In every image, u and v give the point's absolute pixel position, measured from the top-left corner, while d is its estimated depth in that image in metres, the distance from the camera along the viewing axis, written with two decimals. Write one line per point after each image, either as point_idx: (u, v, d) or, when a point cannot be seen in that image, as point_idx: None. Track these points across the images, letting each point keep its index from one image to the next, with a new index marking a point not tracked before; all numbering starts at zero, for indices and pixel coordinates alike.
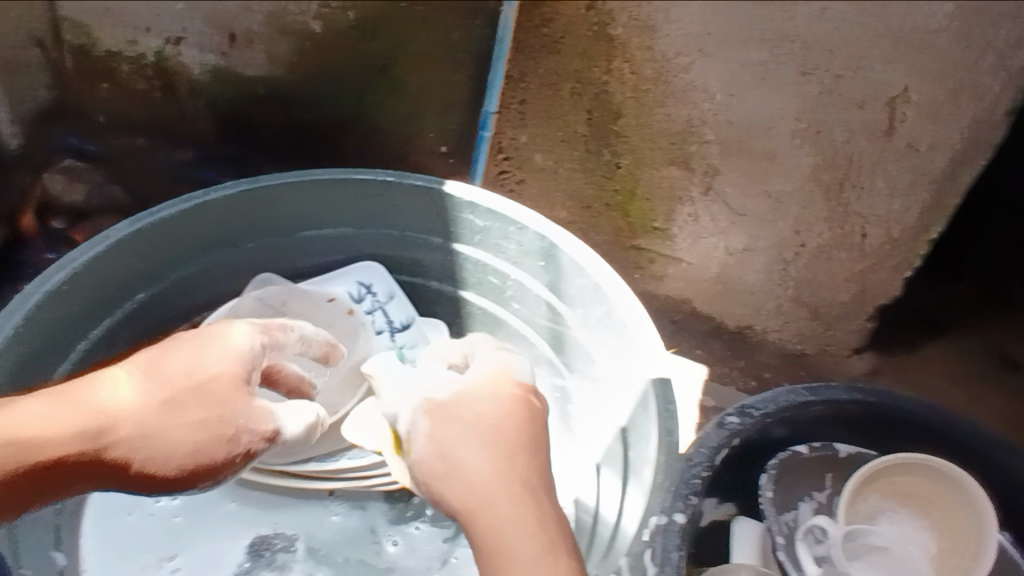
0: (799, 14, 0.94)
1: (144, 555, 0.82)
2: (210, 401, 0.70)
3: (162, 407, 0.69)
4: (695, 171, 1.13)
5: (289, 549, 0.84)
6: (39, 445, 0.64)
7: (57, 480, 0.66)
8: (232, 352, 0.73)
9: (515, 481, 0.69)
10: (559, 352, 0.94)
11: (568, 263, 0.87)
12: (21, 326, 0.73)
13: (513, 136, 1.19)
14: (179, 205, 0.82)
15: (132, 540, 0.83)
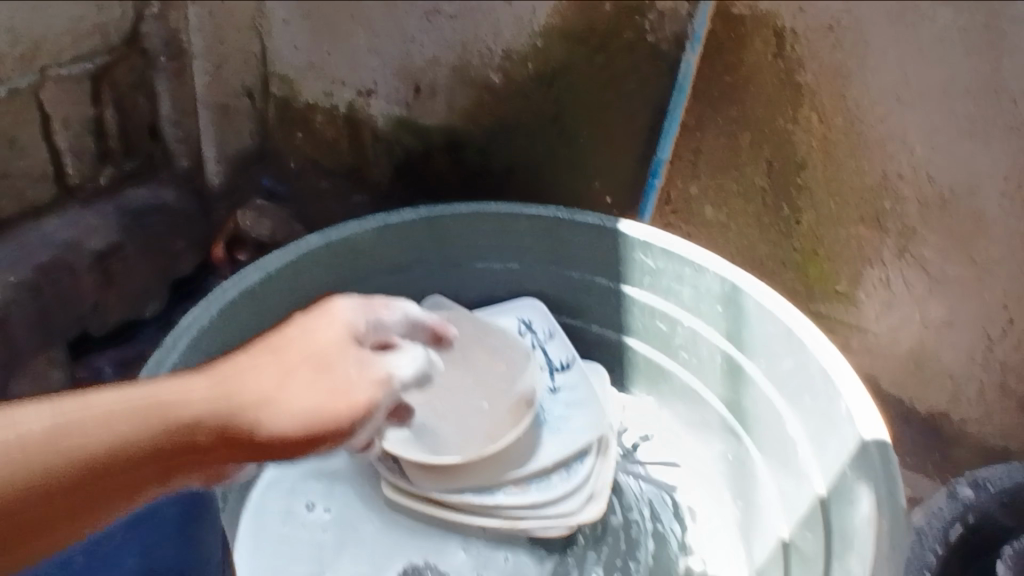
0: (1008, 64, 0.85)
1: (293, 566, 0.75)
2: (322, 363, 0.61)
3: (274, 371, 0.59)
4: (888, 231, 1.02)
5: None
6: (167, 409, 0.54)
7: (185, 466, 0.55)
8: (335, 321, 0.65)
9: None
10: (738, 414, 0.84)
11: (754, 308, 0.79)
12: (215, 319, 0.75)
13: (684, 187, 1.15)
14: (366, 224, 0.85)
15: (284, 552, 0.76)
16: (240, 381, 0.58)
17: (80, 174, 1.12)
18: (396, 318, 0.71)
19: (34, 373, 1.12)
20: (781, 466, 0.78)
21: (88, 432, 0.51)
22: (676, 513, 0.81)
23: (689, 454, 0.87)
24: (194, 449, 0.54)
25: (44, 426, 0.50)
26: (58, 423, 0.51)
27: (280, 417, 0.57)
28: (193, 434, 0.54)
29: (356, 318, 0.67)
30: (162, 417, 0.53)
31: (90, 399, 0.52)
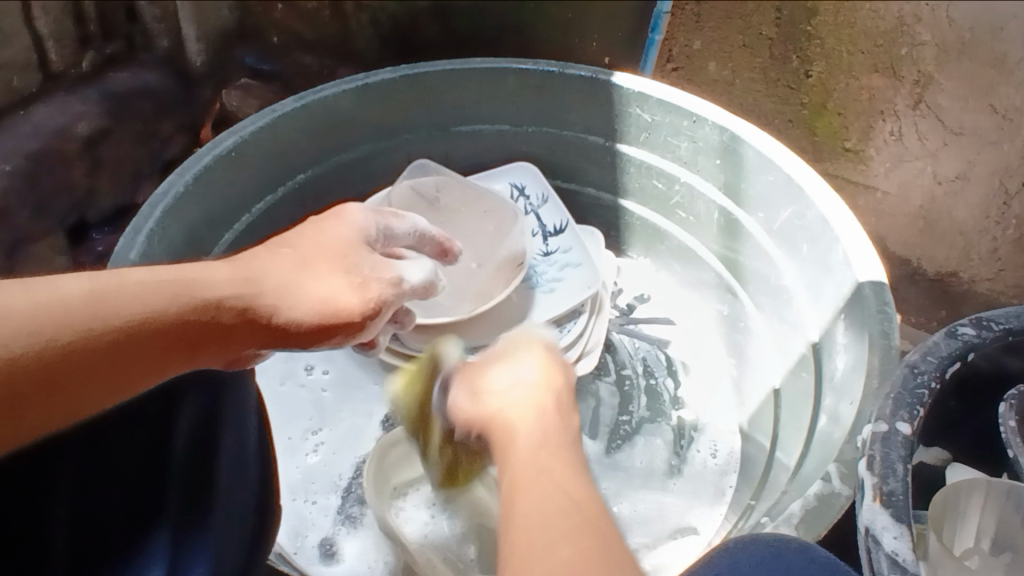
0: None
1: (292, 425, 0.79)
2: (337, 257, 0.64)
3: (290, 264, 0.63)
4: (903, 80, 0.95)
5: None
6: (195, 285, 0.56)
7: (198, 344, 0.55)
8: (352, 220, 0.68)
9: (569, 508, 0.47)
10: (735, 272, 0.82)
11: (753, 157, 0.76)
12: (192, 185, 0.73)
13: (686, 42, 1.07)
14: (342, 86, 0.80)
15: (283, 412, 0.80)
16: (263, 277, 0.60)
17: (63, 61, 1.08)
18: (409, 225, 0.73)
19: (37, 259, 1.00)
20: (777, 319, 0.77)
21: (117, 299, 0.51)
22: (671, 369, 0.80)
23: (686, 313, 0.85)
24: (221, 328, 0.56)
25: (79, 292, 0.50)
26: (87, 289, 0.51)
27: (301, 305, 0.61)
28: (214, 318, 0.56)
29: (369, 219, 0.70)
30: (187, 299, 0.55)
31: (120, 275, 0.53)
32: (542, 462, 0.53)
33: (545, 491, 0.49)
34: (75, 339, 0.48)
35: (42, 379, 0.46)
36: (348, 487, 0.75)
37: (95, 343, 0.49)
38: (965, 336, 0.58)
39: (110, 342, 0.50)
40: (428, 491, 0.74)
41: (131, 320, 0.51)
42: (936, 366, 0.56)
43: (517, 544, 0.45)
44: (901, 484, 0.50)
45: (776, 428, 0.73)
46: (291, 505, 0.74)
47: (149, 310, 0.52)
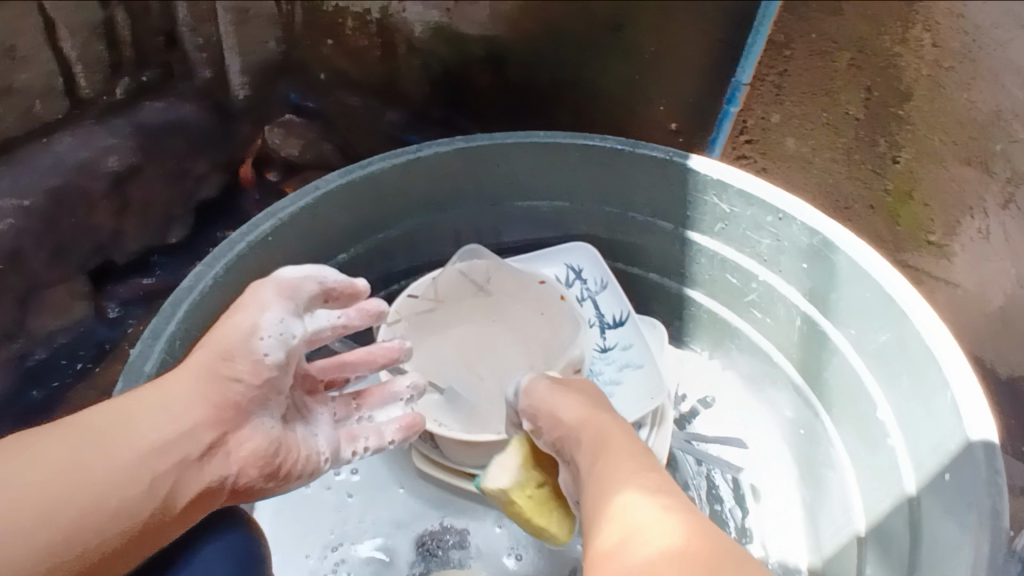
0: None
1: (310, 541, 0.72)
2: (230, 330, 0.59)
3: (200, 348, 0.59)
4: (996, 177, 0.79)
5: (462, 546, 0.72)
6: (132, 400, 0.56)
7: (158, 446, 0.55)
8: (247, 305, 0.59)
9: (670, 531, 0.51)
10: (815, 384, 0.74)
11: (846, 268, 0.67)
12: (222, 276, 0.68)
13: (763, 114, 1.00)
14: (393, 159, 0.74)
15: (305, 523, 0.73)
16: (191, 369, 0.58)
17: (94, 87, 0.95)
18: (312, 281, 0.63)
19: (51, 305, 0.92)
20: (865, 456, 0.68)
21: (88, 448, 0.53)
22: (739, 496, 0.73)
23: (753, 428, 0.77)
24: (176, 437, 0.56)
25: (64, 459, 0.52)
26: (74, 448, 0.52)
27: (217, 377, 0.58)
28: (165, 436, 0.56)
29: (271, 295, 0.59)
30: (129, 434, 0.55)
31: (71, 424, 0.54)
32: (621, 464, 0.59)
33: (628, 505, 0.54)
34: (75, 512, 0.50)
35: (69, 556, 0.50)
36: None
37: (83, 488, 0.51)
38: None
39: (110, 503, 0.52)
40: None
41: (113, 471, 0.53)
42: None
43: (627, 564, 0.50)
44: None
45: None
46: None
47: (109, 451, 0.53)
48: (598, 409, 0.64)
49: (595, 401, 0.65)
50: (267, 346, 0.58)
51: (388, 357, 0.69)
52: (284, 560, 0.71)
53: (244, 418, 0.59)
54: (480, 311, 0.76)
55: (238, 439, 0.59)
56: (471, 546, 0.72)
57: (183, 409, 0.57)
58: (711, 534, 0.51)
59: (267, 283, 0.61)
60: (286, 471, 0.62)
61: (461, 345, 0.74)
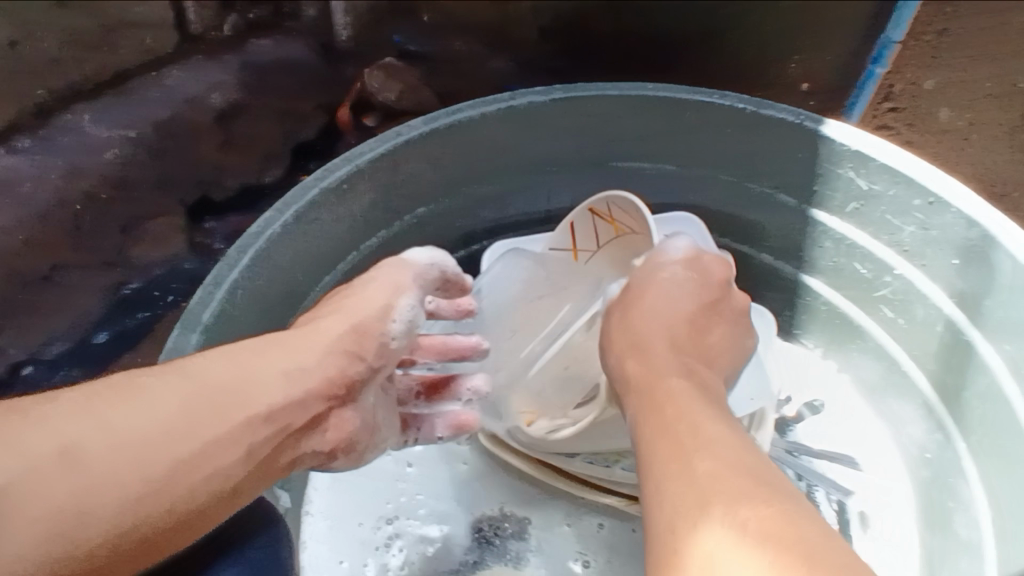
0: None
1: (366, 510, 0.69)
2: (351, 313, 0.55)
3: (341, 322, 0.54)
4: None
5: (521, 537, 0.68)
6: (256, 355, 0.50)
7: (267, 417, 0.49)
8: (386, 284, 0.57)
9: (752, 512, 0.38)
10: (948, 398, 0.63)
11: (1010, 273, 0.55)
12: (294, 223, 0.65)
13: (915, 78, 0.82)
14: (485, 108, 0.68)
15: (362, 491, 0.71)
16: (314, 335, 0.53)
17: (203, 22, 0.95)
18: (436, 268, 0.62)
19: (154, 238, 0.88)
20: (1010, 500, 0.56)
21: (198, 410, 0.46)
22: (843, 521, 0.63)
23: (865, 442, 0.67)
24: (289, 412, 0.50)
25: (180, 408, 0.46)
26: (186, 397, 0.46)
27: (339, 353, 0.53)
28: (276, 402, 0.49)
29: (409, 279, 0.59)
30: (246, 395, 0.48)
31: (184, 369, 0.48)
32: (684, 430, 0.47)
33: (698, 480, 0.42)
34: (177, 469, 0.44)
35: (164, 518, 0.43)
36: None
37: (178, 449, 0.44)
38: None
39: (210, 465, 0.46)
40: None
41: (220, 435, 0.46)
42: None
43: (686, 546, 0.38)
44: None
45: None
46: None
47: (225, 412, 0.47)
48: (669, 365, 0.54)
49: (652, 343, 0.57)
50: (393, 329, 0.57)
51: (461, 351, 0.65)
52: (339, 525, 0.69)
53: (349, 398, 0.54)
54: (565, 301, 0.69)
55: (335, 420, 0.54)
56: (530, 540, 0.68)
57: (298, 381, 0.51)
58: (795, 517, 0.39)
59: (397, 266, 0.60)
60: (360, 453, 0.58)
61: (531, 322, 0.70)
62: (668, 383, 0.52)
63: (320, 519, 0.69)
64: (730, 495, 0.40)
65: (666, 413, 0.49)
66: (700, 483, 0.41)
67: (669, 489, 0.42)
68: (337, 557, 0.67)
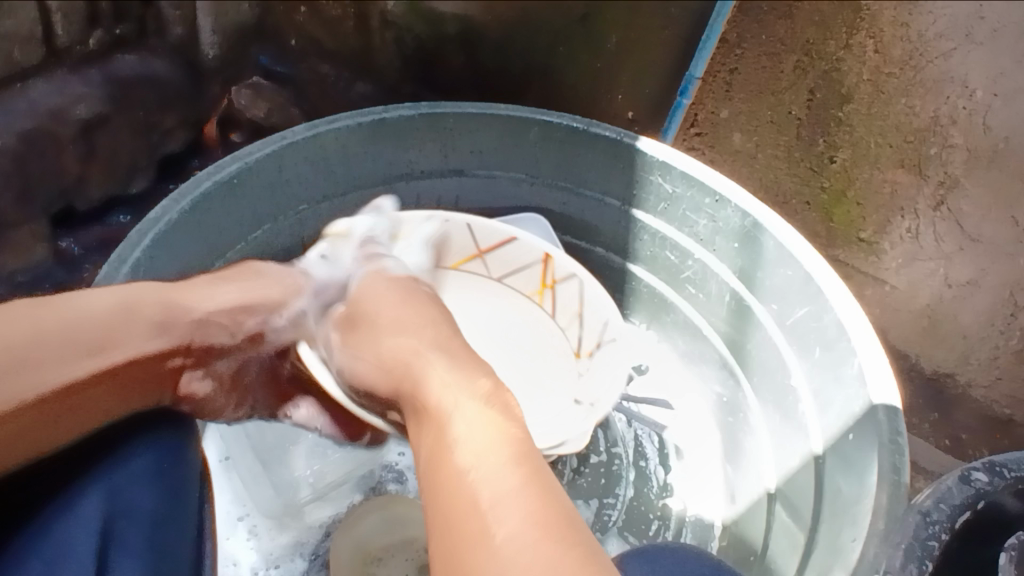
0: None
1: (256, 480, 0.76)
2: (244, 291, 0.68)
3: (219, 292, 0.67)
4: (928, 180, 0.92)
5: (399, 481, 0.78)
6: (132, 302, 0.59)
7: (140, 356, 0.58)
8: (284, 284, 0.71)
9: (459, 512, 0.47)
10: (737, 354, 0.80)
11: (773, 248, 0.73)
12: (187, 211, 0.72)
13: (713, 109, 1.05)
14: (358, 118, 0.78)
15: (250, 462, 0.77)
16: (191, 295, 0.64)
17: (70, 36, 0.91)
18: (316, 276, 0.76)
19: (14, 245, 0.93)
20: (779, 419, 0.74)
21: (85, 337, 0.55)
22: (662, 453, 0.80)
23: (685, 395, 0.84)
24: (156, 350, 0.60)
25: (61, 333, 0.53)
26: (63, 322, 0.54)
27: (212, 319, 0.65)
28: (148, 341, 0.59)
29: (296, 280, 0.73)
30: (122, 330, 0.57)
31: (63, 304, 0.56)
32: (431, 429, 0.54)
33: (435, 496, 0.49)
34: (67, 378, 0.52)
35: (43, 409, 0.51)
36: (315, 551, 0.73)
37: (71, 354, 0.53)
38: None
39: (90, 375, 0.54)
40: (410, 560, 0.70)
41: (102, 353, 0.56)
42: (948, 514, 0.53)
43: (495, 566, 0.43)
44: None
45: (768, 532, 0.71)
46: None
47: (97, 342, 0.55)
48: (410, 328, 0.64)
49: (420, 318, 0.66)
50: (274, 321, 0.71)
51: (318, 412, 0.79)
52: (231, 491, 0.76)
53: (206, 357, 0.65)
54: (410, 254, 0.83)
55: (187, 376, 0.64)
56: (410, 481, 0.78)
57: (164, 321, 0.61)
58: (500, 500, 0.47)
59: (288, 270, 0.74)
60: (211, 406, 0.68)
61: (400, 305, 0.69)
62: (461, 425, 0.53)
63: (221, 480, 0.77)
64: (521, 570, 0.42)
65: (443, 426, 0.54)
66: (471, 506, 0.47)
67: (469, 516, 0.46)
68: (235, 515, 0.74)
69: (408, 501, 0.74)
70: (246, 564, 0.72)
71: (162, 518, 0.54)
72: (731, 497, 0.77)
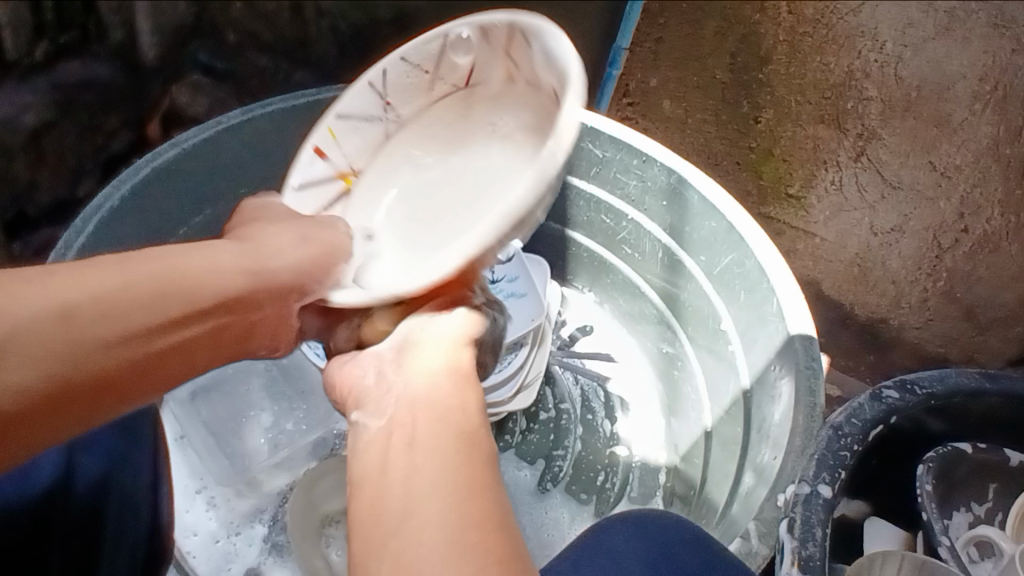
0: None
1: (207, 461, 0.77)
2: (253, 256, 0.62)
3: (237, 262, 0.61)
4: (847, 133, 0.97)
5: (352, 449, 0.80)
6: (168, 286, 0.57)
7: (172, 342, 0.57)
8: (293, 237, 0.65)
9: (450, 481, 0.43)
10: (671, 309, 0.85)
11: (697, 202, 0.76)
12: (126, 199, 0.76)
13: (642, 78, 1.07)
14: (290, 101, 0.81)
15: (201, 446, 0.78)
16: (212, 263, 0.60)
17: (18, 49, 0.91)
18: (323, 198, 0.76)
19: None
20: (711, 359, 0.78)
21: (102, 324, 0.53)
22: (609, 406, 0.85)
23: (626, 352, 0.90)
24: (173, 329, 0.57)
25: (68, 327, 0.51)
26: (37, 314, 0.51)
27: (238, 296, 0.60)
28: (159, 320, 0.56)
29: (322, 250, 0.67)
30: (125, 314, 0.54)
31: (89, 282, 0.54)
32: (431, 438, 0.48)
33: (415, 458, 0.46)
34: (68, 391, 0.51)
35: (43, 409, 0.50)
36: (273, 515, 0.75)
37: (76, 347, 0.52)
38: (929, 461, 0.64)
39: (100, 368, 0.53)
40: None
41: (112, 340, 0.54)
42: (859, 427, 0.58)
43: (387, 550, 0.41)
44: (819, 549, 0.51)
45: (705, 467, 0.76)
46: (219, 549, 0.73)
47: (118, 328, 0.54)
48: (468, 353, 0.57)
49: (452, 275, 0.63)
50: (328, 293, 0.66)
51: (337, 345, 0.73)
52: (187, 467, 0.78)
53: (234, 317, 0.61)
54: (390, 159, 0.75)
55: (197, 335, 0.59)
56: None
57: (191, 298, 0.58)
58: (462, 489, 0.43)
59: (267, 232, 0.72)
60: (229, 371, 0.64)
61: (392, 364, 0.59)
62: (423, 435, 0.48)
63: (175, 456, 0.78)
64: (405, 528, 0.41)
65: (407, 438, 0.49)
66: (415, 492, 0.43)
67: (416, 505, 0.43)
68: (192, 489, 0.77)
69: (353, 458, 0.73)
70: (206, 534, 0.74)
71: (116, 466, 0.59)
72: (674, 439, 0.82)
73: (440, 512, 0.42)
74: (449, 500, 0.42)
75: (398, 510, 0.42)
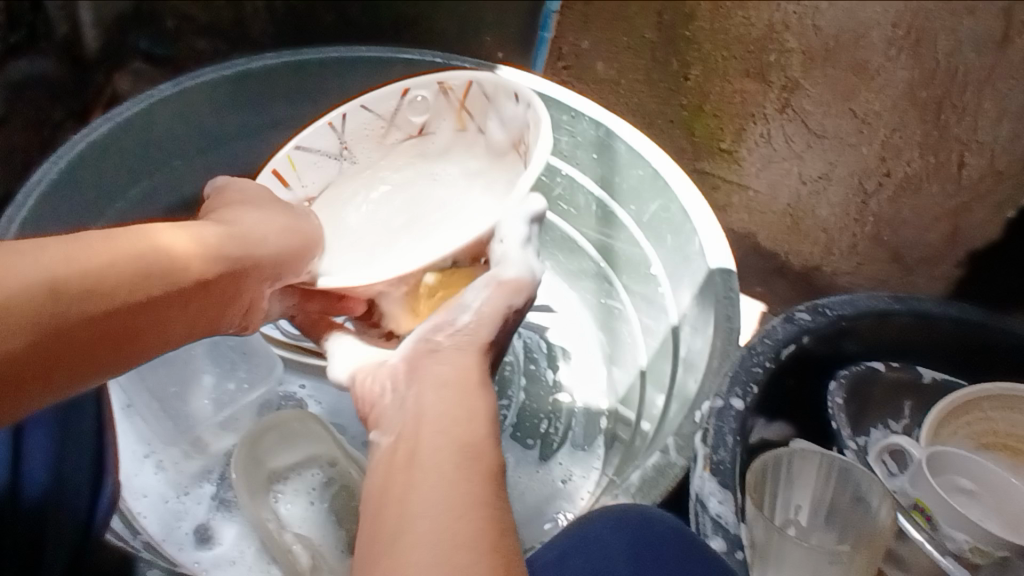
0: None
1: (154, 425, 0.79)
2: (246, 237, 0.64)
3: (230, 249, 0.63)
4: (772, 86, 0.99)
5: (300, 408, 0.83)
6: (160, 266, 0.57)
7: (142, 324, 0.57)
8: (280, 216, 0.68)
9: (457, 500, 0.44)
10: (609, 261, 0.88)
11: (624, 151, 0.79)
12: (68, 171, 0.75)
13: (574, 41, 1.08)
14: (220, 71, 0.82)
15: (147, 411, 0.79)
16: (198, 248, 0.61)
17: None
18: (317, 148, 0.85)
19: None
20: (644, 304, 0.82)
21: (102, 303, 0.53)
22: (552, 358, 0.88)
23: (568, 305, 0.92)
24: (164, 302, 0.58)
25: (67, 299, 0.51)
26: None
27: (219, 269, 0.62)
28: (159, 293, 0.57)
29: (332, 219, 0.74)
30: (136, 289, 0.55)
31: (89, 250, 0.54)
32: (444, 457, 0.48)
33: (431, 474, 0.46)
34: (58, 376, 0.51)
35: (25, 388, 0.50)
36: (221, 474, 0.77)
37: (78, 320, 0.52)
38: (840, 378, 0.72)
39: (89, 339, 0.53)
40: (316, 475, 0.76)
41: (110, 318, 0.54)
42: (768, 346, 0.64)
43: (400, 546, 0.42)
44: (728, 454, 0.58)
45: (641, 404, 0.79)
46: (168, 509, 0.75)
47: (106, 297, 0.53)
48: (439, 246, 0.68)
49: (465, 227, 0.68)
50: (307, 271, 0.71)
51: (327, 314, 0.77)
52: (135, 431, 0.79)
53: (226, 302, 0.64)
54: (395, 157, 0.87)
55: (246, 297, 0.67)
56: (311, 407, 0.84)
57: (189, 273, 0.59)
58: (494, 512, 0.44)
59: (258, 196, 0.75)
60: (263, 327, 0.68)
61: (415, 371, 0.60)
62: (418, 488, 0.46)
63: (122, 424, 0.79)
64: (414, 537, 0.42)
65: (408, 464, 0.48)
66: (427, 503, 0.44)
67: (405, 528, 0.43)
68: (141, 453, 0.78)
69: (296, 416, 0.78)
70: (156, 495, 0.76)
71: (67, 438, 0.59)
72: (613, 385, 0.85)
73: (447, 507, 0.44)
74: (460, 513, 0.43)
75: (403, 523, 0.43)
